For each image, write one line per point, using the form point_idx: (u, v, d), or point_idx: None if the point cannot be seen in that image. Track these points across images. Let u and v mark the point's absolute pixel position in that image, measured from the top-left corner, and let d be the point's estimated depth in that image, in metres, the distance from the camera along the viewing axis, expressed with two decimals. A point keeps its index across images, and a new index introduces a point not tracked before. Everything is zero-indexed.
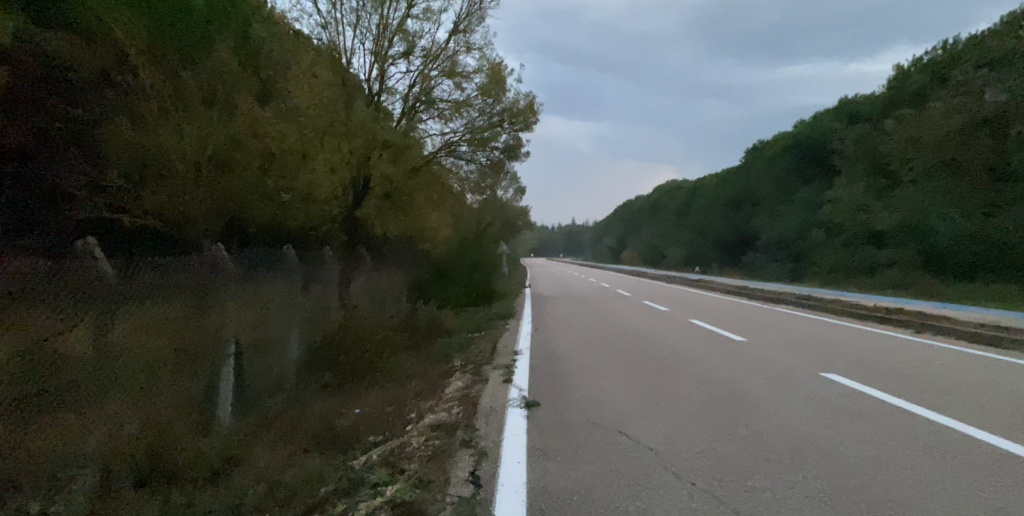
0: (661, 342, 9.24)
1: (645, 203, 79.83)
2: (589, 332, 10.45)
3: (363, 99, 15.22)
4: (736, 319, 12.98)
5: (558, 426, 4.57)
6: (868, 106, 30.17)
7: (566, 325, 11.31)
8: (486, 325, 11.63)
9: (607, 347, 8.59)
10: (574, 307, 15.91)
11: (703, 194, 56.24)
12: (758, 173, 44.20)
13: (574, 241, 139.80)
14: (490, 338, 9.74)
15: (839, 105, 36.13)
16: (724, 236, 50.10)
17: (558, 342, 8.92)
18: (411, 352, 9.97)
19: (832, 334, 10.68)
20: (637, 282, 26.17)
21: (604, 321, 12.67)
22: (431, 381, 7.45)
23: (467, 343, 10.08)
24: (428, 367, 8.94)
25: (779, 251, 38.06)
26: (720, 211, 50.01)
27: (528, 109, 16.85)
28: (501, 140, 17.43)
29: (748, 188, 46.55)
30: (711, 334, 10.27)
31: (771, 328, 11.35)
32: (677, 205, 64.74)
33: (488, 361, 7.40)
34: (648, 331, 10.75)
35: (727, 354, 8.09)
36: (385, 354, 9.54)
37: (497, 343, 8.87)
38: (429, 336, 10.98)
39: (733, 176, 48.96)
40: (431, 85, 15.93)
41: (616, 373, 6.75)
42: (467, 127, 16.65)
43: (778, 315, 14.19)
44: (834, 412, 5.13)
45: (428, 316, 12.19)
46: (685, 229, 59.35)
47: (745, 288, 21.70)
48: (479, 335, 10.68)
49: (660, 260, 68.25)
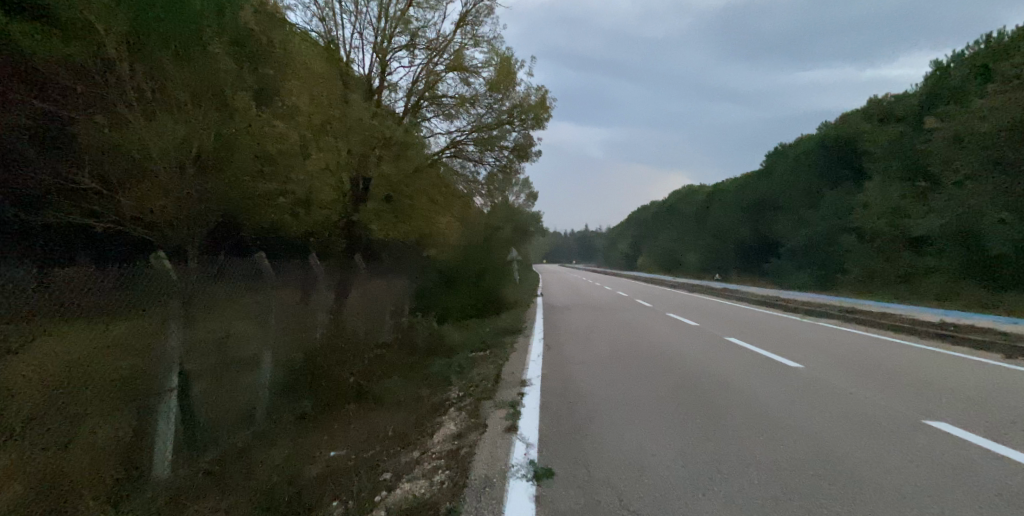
0: (696, 366, 8.04)
1: (661, 208, 78.42)
2: (615, 350, 9.26)
3: (364, 95, 14.08)
4: (775, 337, 11.62)
5: (579, 509, 3.29)
6: (902, 106, 28.58)
7: (586, 343, 10.11)
8: (494, 342, 10.41)
9: (635, 369, 7.41)
10: (593, 319, 14.74)
11: (722, 198, 54.74)
12: (781, 177, 42.58)
13: (589, 247, 138.44)
14: (496, 360, 8.48)
15: (869, 104, 34.51)
16: (744, 242, 48.57)
17: (576, 365, 7.65)
18: (407, 375, 8.76)
19: (892, 358, 9.34)
20: (657, 291, 24.83)
21: (627, 337, 11.45)
22: (422, 415, 6.24)
23: (470, 365, 8.83)
24: (422, 396, 7.69)
25: (805, 258, 36.46)
26: (741, 216, 48.39)
27: (540, 105, 15.65)
28: (512, 140, 16.23)
29: (770, 192, 45.01)
30: (753, 356, 9.02)
31: (818, 350, 10.09)
32: (693, 210, 63.28)
33: (491, 393, 6.12)
34: (680, 351, 9.52)
35: (777, 383, 6.89)
36: (375, 379, 8.30)
37: (504, 368, 7.61)
38: (429, 355, 9.78)
39: (754, 180, 47.42)
40: (436, 80, 14.77)
41: (649, 407, 5.47)
42: (475, 126, 15.48)
43: (819, 332, 12.90)
44: (956, 482, 3.81)
45: (429, 331, 10.97)
46: (704, 235, 57.87)
47: (776, 298, 20.28)
48: (484, 353, 9.44)
49: (677, 266, 66.74)
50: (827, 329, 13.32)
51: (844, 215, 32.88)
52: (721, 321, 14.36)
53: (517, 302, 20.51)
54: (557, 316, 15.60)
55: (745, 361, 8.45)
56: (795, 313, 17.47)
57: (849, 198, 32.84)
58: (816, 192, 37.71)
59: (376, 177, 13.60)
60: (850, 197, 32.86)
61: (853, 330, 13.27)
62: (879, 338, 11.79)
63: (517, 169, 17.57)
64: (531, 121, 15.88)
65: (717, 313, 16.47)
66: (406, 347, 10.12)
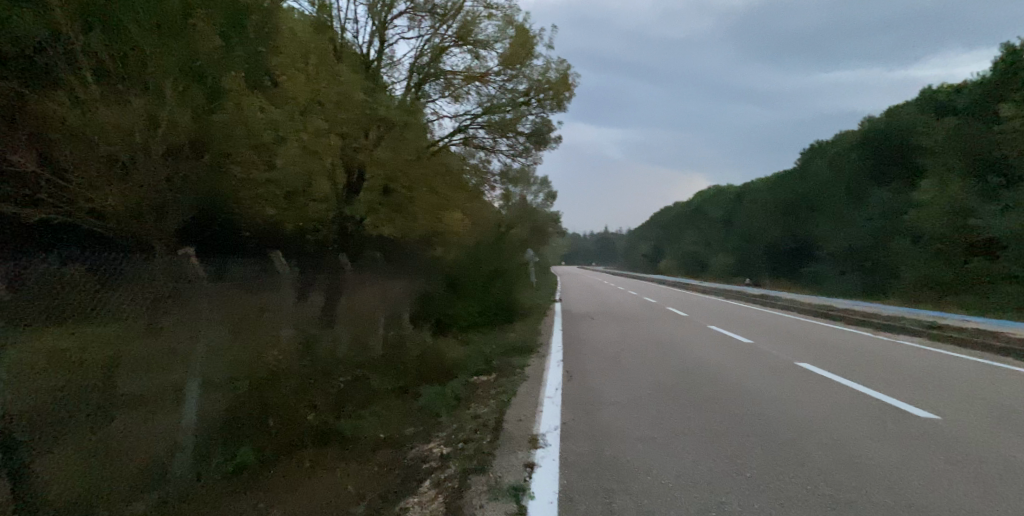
0: (771, 400, 6.05)
1: (684, 210, 75.96)
2: (657, 375, 7.33)
3: (360, 72, 12.31)
4: (847, 358, 9.51)
5: None
6: (967, 96, 26.47)
7: (619, 363, 8.22)
8: (503, 362, 8.53)
9: (692, 411, 5.47)
10: (622, 330, 12.83)
11: (751, 200, 52.32)
12: (819, 175, 39.97)
13: (609, 249, 136.06)
14: (502, 390, 6.59)
15: (920, 97, 32.08)
16: (776, 245, 46.12)
17: (607, 404, 5.69)
18: (391, 408, 6.89)
19: (1015, 389, 7.24)
20: (687, 297, 22.69)
21: (667, 353, 9.47)
22: (387, 485, 4.39)
23: (470, 394, 6.97)
24: (400, 441, 5.84)
25: (846, 263, 34.01)
26: (772, 217, 45.80)
27: (562, 83, 13.73)
28: (529, 124, 14.37)
29: (805, 192, 42.55)
30: (833, 386, 7.01)
31: (910, 372, 8.03)
32: (719, 212, 60.92)
33: (488, 458, 4.22)
34: (738, 373, 7.55)
35: (895, 437, 4.89)
36: (346, 415, 6.50)
37: (510, 406, 5.71)
38: (420, 378, 7.89)
39: (788, 179, 45.00)
40: (443, 55, 12.99)
41: (728, 499, 3.51)
42: (485, 107, 13.66)
43: (893, 349, 10.82)
44: None
45: (422, 347, 9.15)
46: (731, 238, 55.45)
47: (828, 307, 18.07)
48: (487, 378, 7.53)
49: (701, 270, 64.28)
50: (903, 347, 11.20)
51: (891, 216, 30.45)
52: (772, 335, 12.36)
53: (534, 308, 18.56)
54: (581, 327, 13.71)
55: (829, 398, 6.38)
56: (854, 325, 15.27)
57: (898, 198, 30.28)
58: (859, 192, 35.15)
59: (371, 165, 11.87)
60: (899, 198, 30.30)
61: (939, 349, 11.09)
62: (978, 362, 9.64)
63: (534, 157, 15.68)
64: (549, 101, 14.06)
65: (760, 325, 14.48)
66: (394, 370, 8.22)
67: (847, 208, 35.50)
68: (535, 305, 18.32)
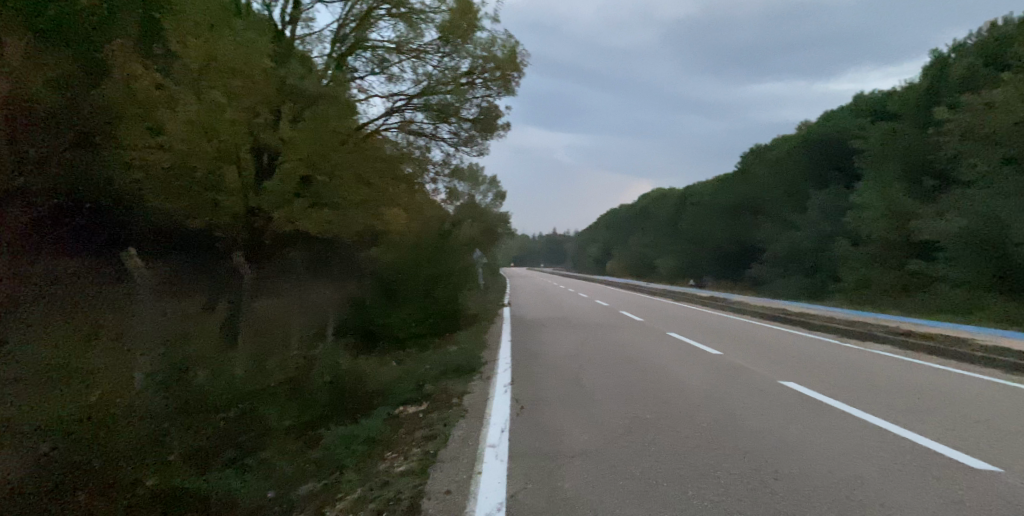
0: (782, 439, 4.65)
1: (629, 212, 76.02)
2: (626, 402, 5.89)
3: (271, 40, 10.53)
4: (828, 366, 8.41)
5: None
6: (902, 98, 26.79)
7: (581, 386, 6.71)
8: (438, 386, 6.90)
9: (684, 466, 4.01)
10: (577, 339, 11.36)
11: (696, 203, 52.47)
12: (762, 178, 40.20)
13: (555, 252, 135.92)
14: (426, 430, 5.05)
15: (858, 101, 32.50)
16: (721, 247, 46.17)
17: (564, 455, 4.22)
18: (279, 460, 5.19)
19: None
20: (642, 301, 21.57)
21: (634, 367, 8.05)
22: None
23: (386, 432, 5.39)
24: (280, 508, 4.24)
25: (790, 265, 34.11)
26: (718, 219, 45.85)
27: (509, 61, 12.31)
28: (472, 108, 12.95)
29: (749, 194, 42.77)
30: (833, 410, 5.76)
31: (911, 387, 6.87)
32: (664, 215, 61.01)
33: None
34: (726, 394, 6.16)
35: (962, 502, 3.54)
36: (213, 472, 4.83)
37: (430, 459, 4.17)
38: (329, 411, 6.24)
39: (732, 182, 45.20)
40: (372, 26, 11.43)
41: None
42: (422, 87, 12.18)
43: (871, 357, 9.80)
44: None
45: (337, 366, 7.49)
46: (676, 240, 55.50)
47: (786, 311, 17.16)
48: (413, 410, 5.89)
49: (647, 273, 64.27)
50: (881, 355, 10.17)
51: (833, 218, 30.62)
52: (740, 342, 11.16)
53: (480, 314, 16.93)
54: (529, 334, 12.18)
55: (838, 427, 5.12)
56: (817, 330, 14.34)
57: (840, 200, 30.42)
58: (802, 195, 35.29)
59: (282, 148, 10.08)
60: (840, 199, 30.42)
61: (917, 357, 10.14)
62: (966, 371, 8.67)
63: (478, 146, 14.25)
64: (495, 82, 12.61)
65: (724, 329, 13.31)
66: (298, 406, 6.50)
67: (791, 211, 35.70)
68: (481, 311, 16.72)
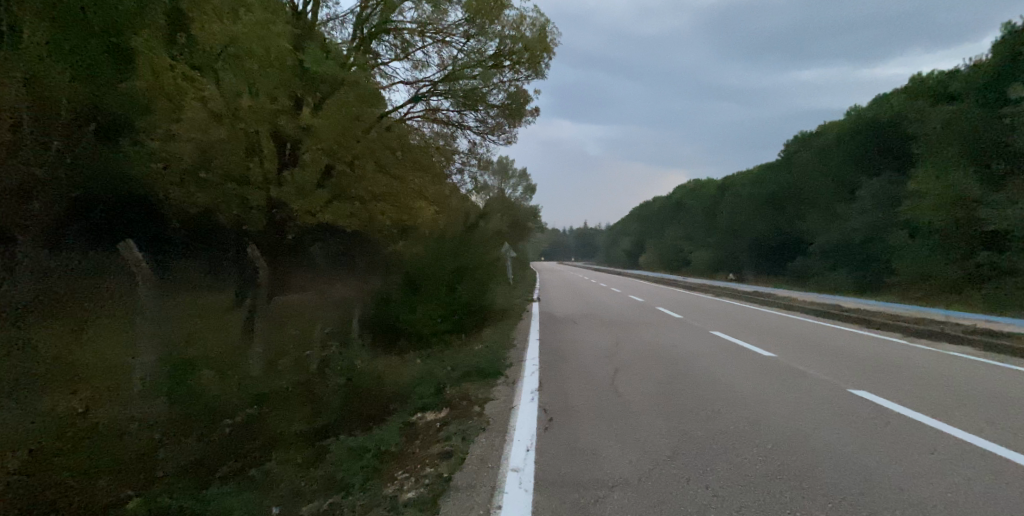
0: (862, 464, 3.91)
1: (664, 204, 74.48)
2: (670, 411, 5.21)
3: (291, 24, 10.10)
4: (896, 369, 7.54)
5: None
6: (965, 78, 25.07)
7: (617, 392, 6.03)
8: (459, 391, 6.34)
9: (751, 501, 3.31)
10: (612, 335, 10.66)
11: (733, 193, 50.88)
12: (806, 166, 38.52)
13: (588, 245, 134.61)
14: (445, 444, 4.46)
15: (911, 83, 30.74)
16: (761, 239, 44.57)
17: (606, 483, 3.56)
18: (283, 475, 4.70)
19: None
20: (679, 295, 20.68)
21: (675, 368, 7.32)
22: None
23: (400, 444, 4.83)
24: None
25: (836, 257, 32.59)
26: (757, 210, 44.25)
27: (540, 42, 11.71)
28: (501, 93, 12.40)
29: (791, 184, 41.12)
30: (915, 423, 4.97)
31: (1000, 394, 6.00)
32: (700, 206, 59.45)
33: None
34: (786, 405, 5.39)
35: None
36: (205, 493, 4.34)
37: (445, 486, 3.57)
38: (339, 420, 5.74)
39: (773, 171, 43.57)
40: (396, 7, 10.93)
41: None
42: (449, 71, 11.66)
43: (942, 358, 8.85)
44: None
45: (352, 368, 7.00)
46: (713, 232, 54.01)
47: (838, 306, 16.10)
48: (431, 420, 5.32)
49: (683, 266, 62.78)
50: (950, 355, 9.23)
51: (884, 207, 29.02)
52: (789, 340, 10.28)
53: (509, 309, 16.35)
54: (561, 330, 11.53)
55: (928, 446, 4.35)
56: (874, 326, 13.31)
57: (891, 188, 28.79)
58: (850, 184, 33.62)
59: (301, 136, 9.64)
60: (892, 188, 28.81)
61: (996, 357, 9.12)
62: None
63: (507, 133, 13.69)
64: (525, 65, 12.02)
65: (770, 325, 12.42)
66: (309, 414, 6.00)
67: (837, 201, 34.09)
68: (510, 306, 16.13)
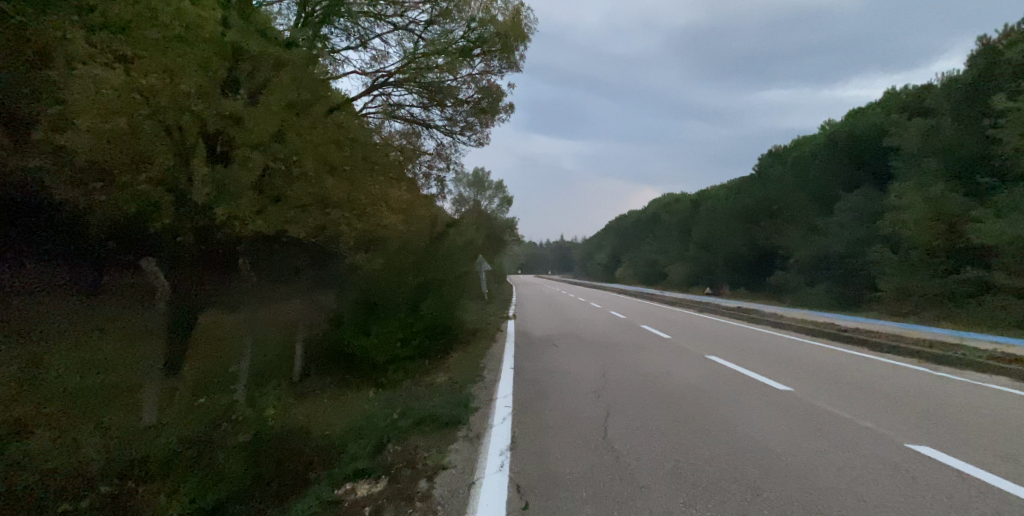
0: None
1: (638, 219, 73.94)
2: (688, 490, 3.83)
3: None
4: (940, 411, 6.26)
5: None
6: (943, 90, 24.55)
7: (616, 453, 4.60)
8: (407, 447, 4.85)
9: None
10: (597, 361, 9.26)
11: (709, 207, 50.28)
12: (783, 180, 37.95)
13: (563, 259, 133.68)
14: None
15: (889, 96, 30.31)
16: (738, 254, 43.88)
17: None
18: None
19: None
20: (662, 313, 19.45)
21: (681, 411, 5.96)
22: None
23: None
24: None
25: (817, 272, 31.86)
26: (734, 224, 43.59)
27: (513, 28, 10.40)
28: (470, 85, 11.07)
29: (767, 198, 40.53)
30: (1014, 505, 3.66)
31: None
32: (675, 220, 58.79)
33: None
34: (840, 481, 4.03)
35: None
36: None
37: None
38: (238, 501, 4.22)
39: (749, 185, 42.99)
40: None
41: None
42: (410, 58, 10.32)
43: (978, 391, 7.63)
44: None
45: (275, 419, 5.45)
46: (689, 246, 53.25)
47: (834, 326, 14.95)
48: (355, 501, 3.82)
49: (659, 280, 61.98)
50: (982, 386, 8.03)
51: (865, 221, 28.35)
52: (798, 367, 9.00)
53: (478, 330, 14.80)
54: (536, 355, 10.09)
55: None
56: (880, 348, 12.13)
57: (872, 202, 28.18)
58: (829, 198, 32.95)
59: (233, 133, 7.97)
60: (873, 201, 28.20)
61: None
62: None
63: (477, 133, 12.35)
64: (496, 53, 10.70)
65: (772, 348, 11.11)
66: (200, 485, 4.45)
67: (816, 215, 33.47)
68: (479, 326, 14.58)
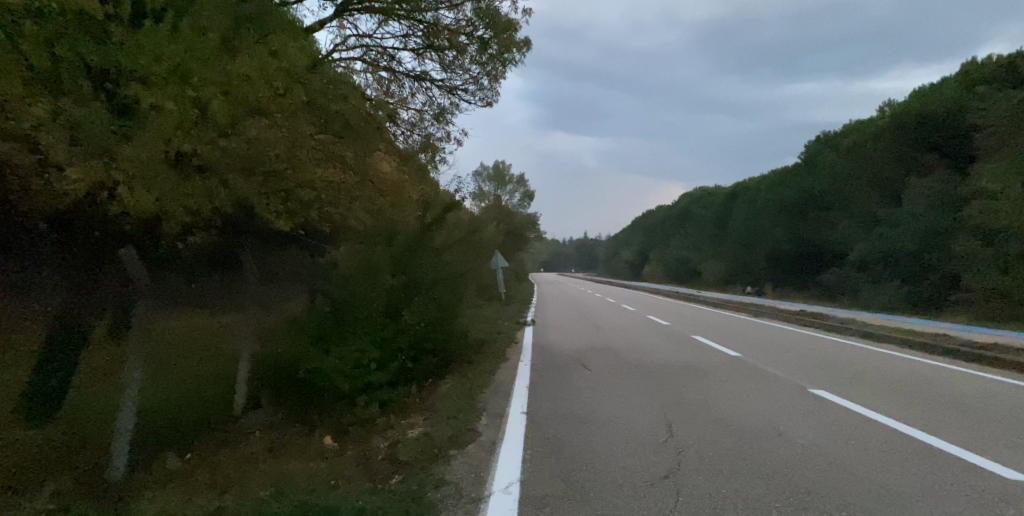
0: None
1: (668, 214, 70.10)
2: None
3: None
4: None
5: None
6: None
7: None
8: None
9: None
10: (653, 402, 6.26)
11: (747, 200, 46.51)
12: (833, 169, 34.19)
13: (588, 257, 129.99)
14: None
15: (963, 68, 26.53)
16: (782, 251, 40.09)
17: None
18: None
19: None
20: (713, 320, 16.28)
21: None
22: None
23: None
24: None
25: (881, 271, 28.15)
26: (776, 218, 39.87)
27: None
28: (468, 13, 8.27)
29: (815, 188, 36.75)
30: None
31: None
32: (708, 216, 55.01)
33: None
34: None
35: None
36: None
37: None
38: None
39: (793, 174, 39.21)
40: None
41: None
42: None
43: None
44: None
45: None
46: (725, 243, 49.52)
47: (943, 339, 11.61)
48: None
49: (691, 278, 58.27)
50: None
51: (939, 211, 24.68)
52: (966, 412, 5.89)
53: (486, 342, 11.87)
54: (561, 388, 7.18)
55: None
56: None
57: (947, 189, 24.52)
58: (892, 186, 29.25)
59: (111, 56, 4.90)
60: (949, 188, 24.51)
61: None
62: None
63: (482, 84, 9.52)
64: None
65: (889, 373, 8.01)
66: None
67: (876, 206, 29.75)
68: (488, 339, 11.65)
